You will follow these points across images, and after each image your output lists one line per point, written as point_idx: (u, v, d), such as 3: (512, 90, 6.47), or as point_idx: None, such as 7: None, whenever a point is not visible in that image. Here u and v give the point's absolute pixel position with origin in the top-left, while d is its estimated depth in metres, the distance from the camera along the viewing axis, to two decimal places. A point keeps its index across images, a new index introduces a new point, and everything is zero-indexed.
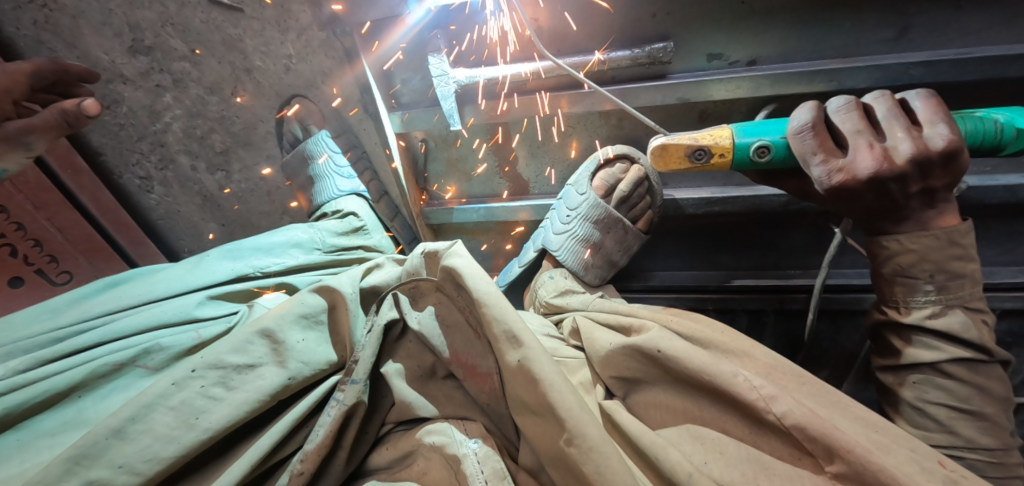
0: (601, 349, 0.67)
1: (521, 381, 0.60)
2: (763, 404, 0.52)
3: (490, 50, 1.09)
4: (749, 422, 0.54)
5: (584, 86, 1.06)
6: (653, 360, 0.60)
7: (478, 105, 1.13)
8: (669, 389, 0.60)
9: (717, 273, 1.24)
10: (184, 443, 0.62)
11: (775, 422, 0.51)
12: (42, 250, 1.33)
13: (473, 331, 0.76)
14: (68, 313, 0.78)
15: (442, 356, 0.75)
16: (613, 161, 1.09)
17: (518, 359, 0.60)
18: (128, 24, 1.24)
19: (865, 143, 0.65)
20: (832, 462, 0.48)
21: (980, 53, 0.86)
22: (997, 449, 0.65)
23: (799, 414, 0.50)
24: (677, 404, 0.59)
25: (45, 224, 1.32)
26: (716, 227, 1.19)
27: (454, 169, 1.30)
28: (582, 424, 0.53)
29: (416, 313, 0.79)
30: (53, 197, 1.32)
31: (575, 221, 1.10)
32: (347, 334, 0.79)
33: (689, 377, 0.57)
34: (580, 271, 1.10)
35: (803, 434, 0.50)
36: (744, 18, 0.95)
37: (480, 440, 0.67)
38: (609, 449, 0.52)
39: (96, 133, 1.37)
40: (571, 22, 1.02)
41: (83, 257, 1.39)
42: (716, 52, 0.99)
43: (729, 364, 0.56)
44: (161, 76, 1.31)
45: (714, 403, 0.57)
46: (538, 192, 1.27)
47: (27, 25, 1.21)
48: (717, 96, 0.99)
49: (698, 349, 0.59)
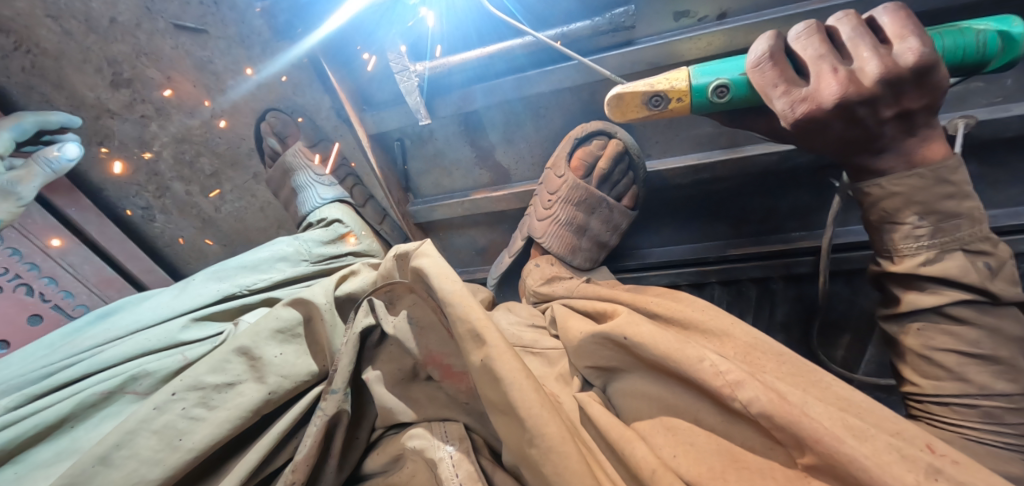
0: (572, 339, 0.64)
1: (486, 379, 0.57)
2: (728, 392, 0.46)
3: (447, 37, 1.06)
4: (721, 411, 0.49)
5: (548, 64, 1.03)
6: (622, 346, 0.56)
7: (446, 97, 1.12)
8: (646, 376, 0.56)
9: (714, 244, 1.19)
10: (169, 464, 0.63)
11: (742, 411, 0.45)
12: (55, 287, 1.40)
13: (447, 330, 0.75)
14: (67, 350, 0.81)
15: (415, 358, 0.74)
16: (591, 138, 1.05)
17: (481, 358, 0.57)
18: (106, 60, 1.28)
19: (828, 67, 0.58)
20: (804, 454, 0.43)
21: None
22: (1018, 393, 0.59)
23: (765, 402, 0.44)
24: (652, 391, 0.55)
25: (55, 261, 1.39)
26: (710, 196, 1.14)
27: (434, 165, 1.27)
28: (542, 423, 0.50)
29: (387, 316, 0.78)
30: (58, 235, 1.41)
31: (557, 205, 1.06)
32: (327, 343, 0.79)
33: (657, 364, 0.52)
34: (566, 253, 1.07)
35: (771, 423, 0.43)
36: None
37: (457, 443, 0.66)
38: (569, 450, 0.48)
39: (96, 170, 1.46)
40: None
41: (95, 290, 1.45)
42: (683, 9, 0.92)
43: (699, 347, 0.51)
44: (144, 106, 1.35)
45: (688, 390, 0.52)
46: (520, 179, 1.22)
47: (17, 72, 1.30)
48: (689, 57, 0.93)
49: (667, 332, 0.54)
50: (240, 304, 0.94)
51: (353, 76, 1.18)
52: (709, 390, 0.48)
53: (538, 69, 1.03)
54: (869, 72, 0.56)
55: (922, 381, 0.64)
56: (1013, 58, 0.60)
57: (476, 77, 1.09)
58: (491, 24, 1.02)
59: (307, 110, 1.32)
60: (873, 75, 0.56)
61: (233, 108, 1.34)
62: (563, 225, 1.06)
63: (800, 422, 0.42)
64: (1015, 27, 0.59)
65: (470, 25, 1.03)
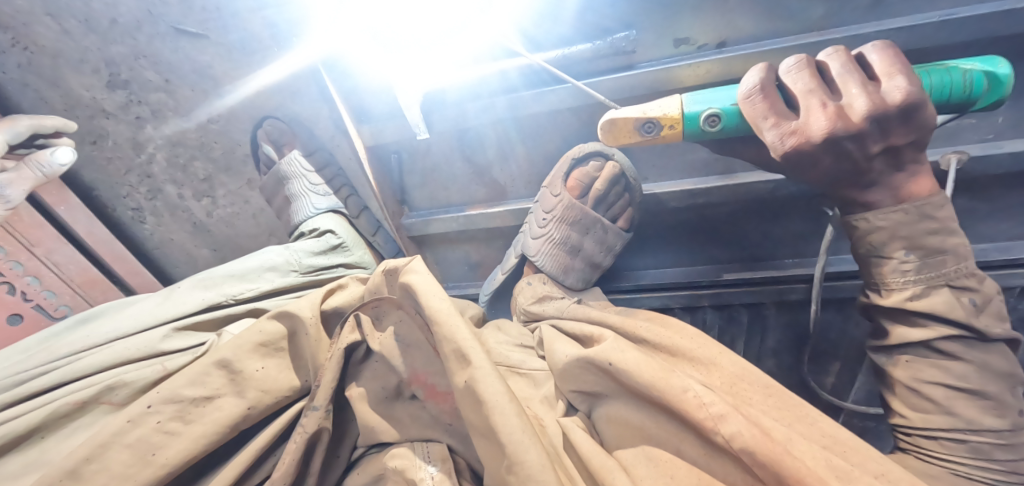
0: (557, 362, 0.63)
1: (469, 401, 0.56)
2: (711, 424, 0.45)
3: None
4: (705, 444, 0.48)
5: (548, 85, 1.04)
6: (606, 372, 0.55)
7: (445, 113, 1.13)
8: (632, 404, 0.55)
9: (709, 267, 1.19)
10: (140, 480, 0.61)
11: (724, 445, 0.44)
12: (38, 287, 1.40)
13: (433, 349, 0.73)
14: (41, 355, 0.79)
15: (402, 376, 0.72)
16: (588, 158, 1.05)
17: (466, 379, 0.56)
18: (104, 60, 1.27)
19: (818, 102, 0.58)
20: None
21: (967, 13, 0.79)
22: (1006, 429, 0.58)
23: (748, 437, 0.43)
24: (637, 419, 0.54)
25: (39, 259, 1.40)
26: (704, 220, 1.14)
27: (431, 180, 1.27)
28: (523, 450, 0.48)
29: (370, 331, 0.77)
30: (44, 234, 1.40)
31: (552, 224, 1.06)
32: (310, 357, 0.77)
33: (641, 392, 0.51)
34: (559, 274, 1.06)
35: (752, 459, 0.42)
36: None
37: (440, 464, 0.64)
38: (550, 479, 0.46)
39: (89, 169, 1.47)
40: (528, 17, 0.99)
41: (79, 290, 1.46)
42: (683, 37, 0.94)
43: (683, 376, 0.50)
44: (140, 108, 1.34)
45: (672, 420, 0.51)
46: (516, 197, 1.22)
47: (12, 68, 1.33)
48: (687, 84, 0.94)
49: (653, 360, 0.53)
50: (224, 314, 0.92)
51: (354, 87, 1.18)
52: (691, 421, 0.47)
53: (538, 91, 1.04)
54: (857, 109, 0.57)
55: (911, 414, 0.63)
56: (998, 97, 0.61)
57: (477, 95, 1.10)
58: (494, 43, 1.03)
59: (306, 120, 1.33)
60: (861, 111, 0.56)
61: (230, 113, 1.33)
62: (559, 244, 1.06)
63: (784, 461, 0.41)
64: (1000, 69, 0.60)
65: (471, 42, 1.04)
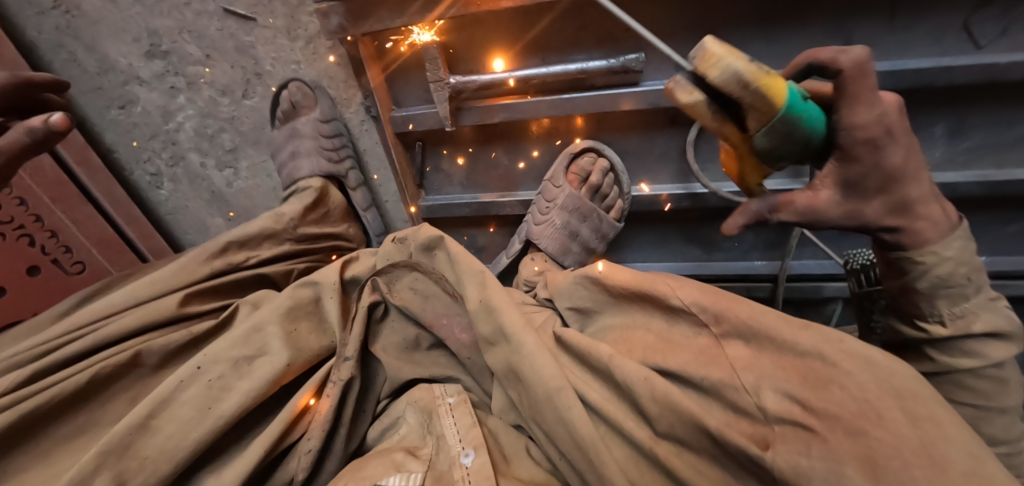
0: (558, 282, 0.81)
1: (483, 316, 0.74)
2: (670, 293, 0.65)
3: (479, 56, 1.19)
4: (668, 318, 0.66)
5: (568, 93, 1.16)
6: (596, 281, 0.74)
7: (472, 110, 1.21)
8: (613, 310, 0.74)
9: (689, 264, 1.35)
10: (203, 429, 0.71)
11: (682, 307, 0.63)
12: (57, 242, 1.48)
13: (451, 297, 0.86)
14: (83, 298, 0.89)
15: (421, 321, 0.86)
16: (583, 154, 1.23)
17: (480, 299, 0.75)
18: (148, 31, 1.36)
19: (870, 84, 0.55)
20: (721, 326, 0.60)
21: (911, 65, 0.99)
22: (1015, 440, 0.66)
23: (700, 299, 0.62)
24: (623, 320, 0.73)
25: (60, 215, 1.47)
26: (688, 220, 1.31)
27: (452, 169, 1.38)
28: (521, 336, 0.68)
29: (385, 288, 0.88)
30: (66, 190, 1.48)
31: (552, 211, 1.22)
32: (335, 319, 0.89)
33: (621, 289, 0.71)
34: (558, 254, 1.24)
35: (704, 312, 0.61)
36: (708, 33, 1.08)
37: (456, 395, 0.79)
38: (538, 352, 0.66)
39: (110, 132, 1.56)
40: (555, 32, 1.12)
41: (95, 249, 1.54)
42: (682, 62, 1.11)
43: (656, 274, 0.69)
44: (175, 79, 1.42)
45: (642, 308, 0.70)
46: (527, 189, 1.35)
47: (51, 29, 1.39)
48: (684, 101, 1.11)
49: (627, 267, 0.73)
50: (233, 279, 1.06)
51: (389, 78, 1.26)
52: (663, 302, 0.66)
53: (559, 98, 1.15)
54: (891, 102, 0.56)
55: None
56: None
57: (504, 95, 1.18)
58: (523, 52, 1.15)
59: (338, 103, 1.40)
60: (895, 107, 0.56)
61: (265, 92, 1.41)
62: (558, 228, 1.23)
63: (738, 311, 0.58)
64: None
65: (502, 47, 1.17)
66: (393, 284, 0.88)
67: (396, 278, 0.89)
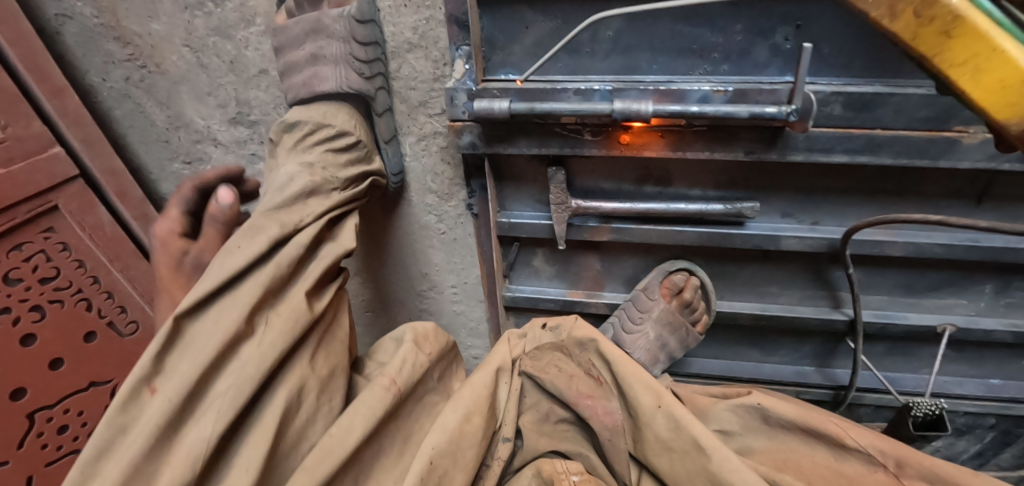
0: (713, 408, 0.95)
1: (661, 421, 0.85)
2: (848, 435, 0.82)
3: (595, 178, 1.21)
4: (835, 454, 0.84)
5: (679, 224, 1.20)
6: (754, 409, 0.90)
7: (581, 227, 1.23)
8: (761, 437, 0.90)
9: (745, 364, 1.51)
10: None
11: (856, 445, 0.81)
12: (98, 285, 1.36)
13: (595, 380, 0.96)
14: (200, 287, 0.72)
15: (566, 403, 0.92)
16: (676, 271, 1.31)
17: (659, 404, 0.86)
18: (236, 100, 1.27)
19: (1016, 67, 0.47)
20: (907, 471, 0.78)
21: (987, 242, 1.13)
22: None
23: (801, 412, 0.86)
24: (780, 448, 0.88)
25: (100, 254, 1.35)
26: (757, 329, 1.44)
27: (542, 267, 1.40)
28: (711, 442, 0.79)
29: (542, 365, 0.98)
30: (100, 221, 1.34)
31: (647, 322, 1.29)
32: (502, 400, 0.96)
33: (785, 421, 0.87)
34: (648, 363, 1.29)
35: (803, 424, 0.86)
36: (822, 190, 1.14)
37: (579, 474, 0.92)
38: (729, 454, 0.77)
39: (168, 183, 1.49)
40: (677, 168, 1.15)
41: (144, 303, 1.45)
42: (788, 211, 1.18)
43: (822, 414, 0.87)
44: (258, 148, 1.34)
45: (803, 443, 0.87)
46: (612, 292, 1.41)
47: (118, 79, 1.30)
48: (788, 247, 1.19)
49: (785, 402, 0.89)
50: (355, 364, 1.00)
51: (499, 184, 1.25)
52: (838, 440, 0.83)
53: (671, 228, 1.19)
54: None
55: None
56: None
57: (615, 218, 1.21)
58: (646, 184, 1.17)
59: (439, 196, 1.30)
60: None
61: None
62: (651, 340, 1.29)
63: (810, 421, 0.86)
64: None
65: (624, 174, 1.19)
66: (547, 361, 0.98)
67: (546, 358, 0.99)
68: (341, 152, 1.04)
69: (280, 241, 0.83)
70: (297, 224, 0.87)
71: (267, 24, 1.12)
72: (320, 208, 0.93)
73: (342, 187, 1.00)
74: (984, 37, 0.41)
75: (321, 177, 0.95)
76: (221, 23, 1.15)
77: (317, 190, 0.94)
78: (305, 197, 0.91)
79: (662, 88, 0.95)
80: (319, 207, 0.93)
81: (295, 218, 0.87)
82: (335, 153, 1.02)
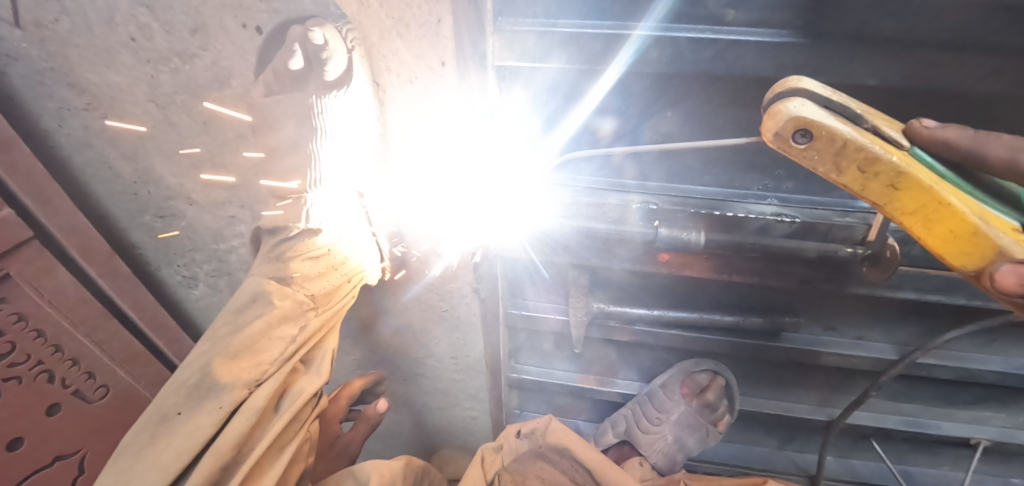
0: None
1: None
2: None
3: (617, 283, 1.06)
4: None
5: (707, 330, 1.08)
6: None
7: (598, 326, 1.11)
8: None
9: (760, 451, 1.35)
10: None
11: None
12: (62, 354, 1.22)
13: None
14: (169, 460, 0.73)
15: None
16: (699, 370, 1.18)
17: None
18: (212, 161, 1.11)
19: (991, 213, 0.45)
20: None
21: None
22: None
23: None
24: None
25: (64, 320, 1.21)
26: (781, 420, 1.26)
27: (552, 350, 1.28)
28: None
29: (522, 477, 1.04)
30: (63, 283, 1.19)
31: (665, 423, 1.19)
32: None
33: None
34: (663, 465, 1.22)
35: None
36: (877, 310, 1.00)
37: None
38: None
39: (138, 232, 1.32)
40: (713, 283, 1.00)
41: (117, 365, 1.33)
42: (832, 325, 1.04)
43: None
44: (238, 210, 1.19)
45: None
46: (625, 379, 1.28)
47: (78, 128, 1.12)
48: (827, 361, 1.07)
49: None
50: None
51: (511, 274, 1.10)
52: None
53: (698, 334, 1.08)
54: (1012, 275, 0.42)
55: None
56: None
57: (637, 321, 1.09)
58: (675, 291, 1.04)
59: None
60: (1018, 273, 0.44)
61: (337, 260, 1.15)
62: (669, 442, 1.20)
63: None
64: None
65: (651, 279, 1.03)
66: (528, 473, 1.05)
67: (526, 467, 1.06)
68: (320, 259, 0.96)
69: (236, 405, 0.79)
70: (259, 376, 0.83)
71: (244, 89, 0.96)
72: (286, 346, 0.87)
73: (316, 310, 0.94)
74: (928, 193, 0.44)
75: (291, 301, 0.91)
76: (190, 81, 0.97)
77: (287, 318, 0.90)
78: (269, 333, 0.86)
79: (719, 214, 0.82)
80: (285, 342, 0.88)
81: (256, 371, 0.83)
82: (314, 261, 0.95)
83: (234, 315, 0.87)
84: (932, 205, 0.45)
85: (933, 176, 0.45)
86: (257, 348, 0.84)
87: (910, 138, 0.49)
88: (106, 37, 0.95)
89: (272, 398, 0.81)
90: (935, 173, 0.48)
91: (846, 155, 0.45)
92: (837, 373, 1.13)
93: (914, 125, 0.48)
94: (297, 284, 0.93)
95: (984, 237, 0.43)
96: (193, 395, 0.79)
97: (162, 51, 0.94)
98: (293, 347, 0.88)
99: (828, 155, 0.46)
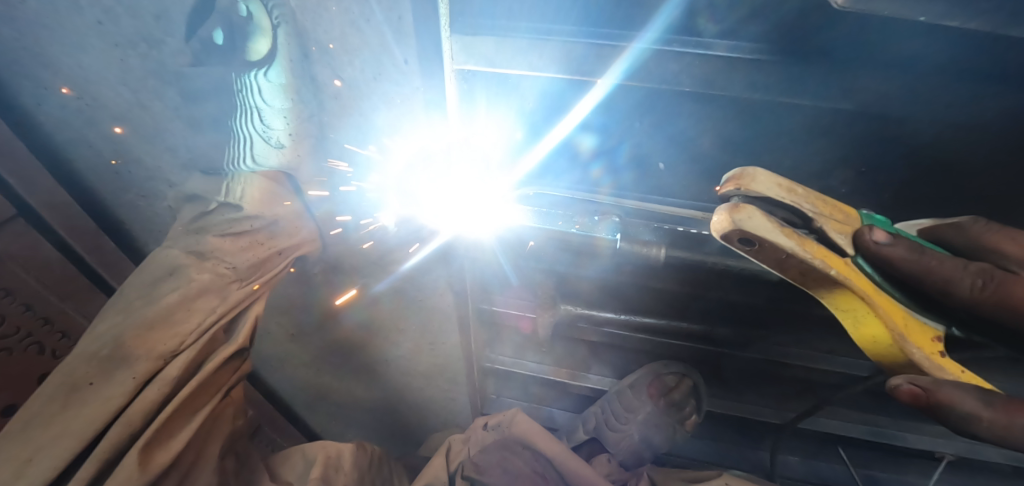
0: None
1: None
2: None
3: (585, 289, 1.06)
4: None
5: (677, 335, 1.09)
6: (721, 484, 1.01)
7: (568, 326, 1.15)
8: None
9: (726, 451, 1.36)
10: None
11: None
12: (53, 328, 1.26)
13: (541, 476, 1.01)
14: (78, 429, 0.77)
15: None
16: (668, 371, 1.19)
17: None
18: (190, 146, 1.11)
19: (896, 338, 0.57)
20: None
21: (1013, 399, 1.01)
22: None
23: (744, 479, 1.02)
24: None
25: (52, 295, 1.23)
26: (746, 423, 1.28)
27: (526, 345, 1.30)
28: None
29: (490, 468, 1.05)
30: (47, 260, 1.20)
31: (633, 425, 1.19)
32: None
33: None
34: (630, 463, 1.22)
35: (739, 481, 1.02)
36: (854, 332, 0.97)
37: None
38: None
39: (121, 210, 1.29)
40: (683, 298, 1.00)
41: None
42: (803, 341, 1.03)
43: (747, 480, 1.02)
44: None
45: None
46: (596, 374, 1.30)
47: (53, 106, 1.08)
48: (792, 371, 1.09)
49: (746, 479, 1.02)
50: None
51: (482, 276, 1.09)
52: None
53: (664, 338, 1.11)
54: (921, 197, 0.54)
55: None
56: None
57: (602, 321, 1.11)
58: (644, 302, 1.04)
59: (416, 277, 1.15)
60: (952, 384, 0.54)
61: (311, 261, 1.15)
62: (637, 441, 1.19)
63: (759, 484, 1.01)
64: None
65: (621, 289, 1.02)
66: (495, 462, 1.06)
67: (493, 457, 1.07)
68: (243, 235, 0.94)
69: (152, 375, 0.83)
70: (176, 347, 0.85)
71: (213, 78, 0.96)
72: (206, 317, 0.89)
73: (239, 281, 0.94)
74: (859, 300, 0.57)
75: (211, 274, 0.90)
76: (161, 68, 0.97)
77: (205, 291, 0.89)
78: (187, 305, 0.88)
79: (683, 232, 0.82)
80: (206, 313, 0.89)
81: (172, 343, 0.85)
82: (235, 238, 0.94)
83: (151, 288, 0.88)
84: (861, 311, 0.59)
85: (864, 289, 0.57)
86: (173, 320, 0.86)
87: (858, 248, 0.57)
88: (72, 19, 0.93)
89: (190, 367, 0.86)
90: (874, 278, 0.58)
91: (787, 261, 0.55)
92: (806, 384, 1.13)
93: (863, 239, 0.56)
94: (216, 257, 0.92)
95: (891, 340, 0.59)
96: (105, 367, 0.81)
97: (128, 35, 0.93)
98: (213, 318, 0.89)
99: (773, 256, 0.55)
